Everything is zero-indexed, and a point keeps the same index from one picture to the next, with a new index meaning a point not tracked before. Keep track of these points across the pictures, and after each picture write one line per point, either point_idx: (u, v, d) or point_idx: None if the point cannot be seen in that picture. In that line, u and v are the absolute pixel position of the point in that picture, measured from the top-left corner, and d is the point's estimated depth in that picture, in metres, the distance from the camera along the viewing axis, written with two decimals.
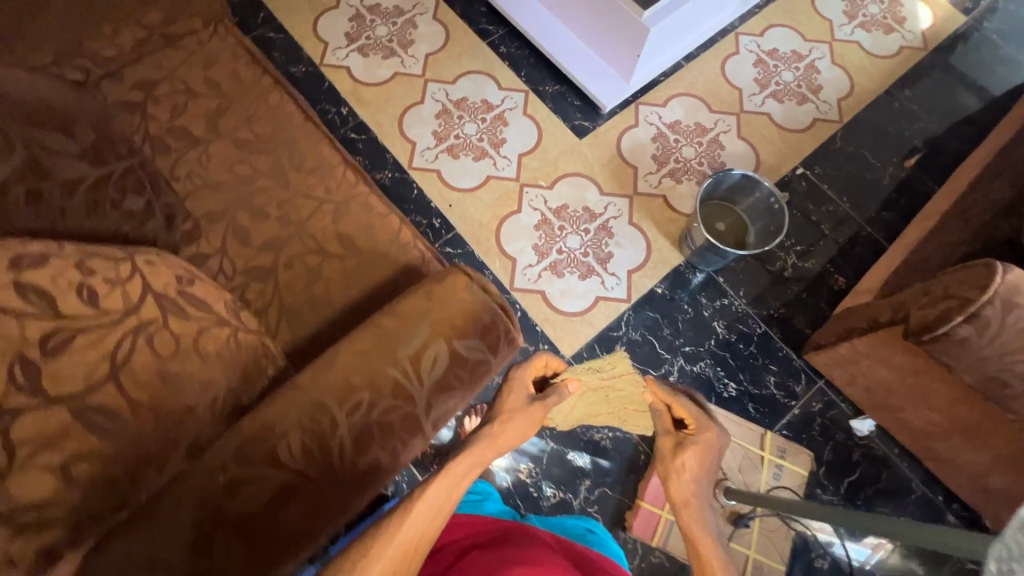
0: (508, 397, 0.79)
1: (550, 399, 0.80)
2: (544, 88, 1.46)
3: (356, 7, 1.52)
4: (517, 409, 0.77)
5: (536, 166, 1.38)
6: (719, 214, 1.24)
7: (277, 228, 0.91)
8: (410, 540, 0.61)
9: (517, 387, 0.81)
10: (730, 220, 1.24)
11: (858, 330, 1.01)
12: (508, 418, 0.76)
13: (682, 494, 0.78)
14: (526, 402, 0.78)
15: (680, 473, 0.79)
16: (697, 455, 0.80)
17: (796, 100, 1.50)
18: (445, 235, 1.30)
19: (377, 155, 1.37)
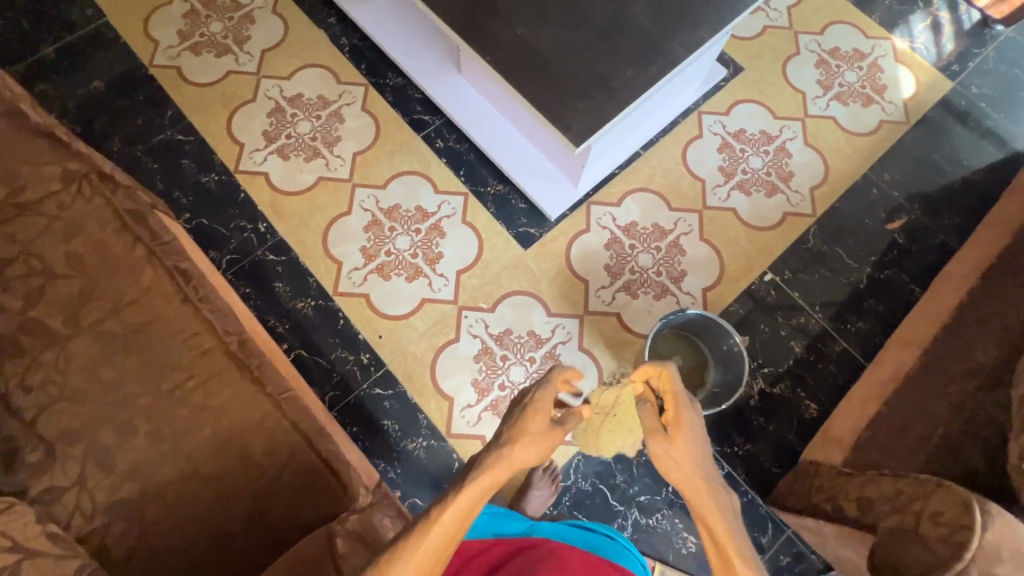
0: (530, 419, 0.57)
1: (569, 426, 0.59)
2: (485, 188, 1.32)
3: (275, 99, 1.38)
4: (542, 431, 0.57)
5: (476, 284, 1.25)
6: (679, 349, 1.12)
7: (147, 447, 0.78)
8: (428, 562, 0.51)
9: (541, 408, 0.58)
10: (688, 359, 1.12)
11: (825, 514, 0.90)
12: (524, 440, 0.55)
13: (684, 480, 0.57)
14: (548, 426, 0.57)
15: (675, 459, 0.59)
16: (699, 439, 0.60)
17: (764, 191, 1.36)
18: (374, 374, 1.18)
19: (299, 280, 1.24)
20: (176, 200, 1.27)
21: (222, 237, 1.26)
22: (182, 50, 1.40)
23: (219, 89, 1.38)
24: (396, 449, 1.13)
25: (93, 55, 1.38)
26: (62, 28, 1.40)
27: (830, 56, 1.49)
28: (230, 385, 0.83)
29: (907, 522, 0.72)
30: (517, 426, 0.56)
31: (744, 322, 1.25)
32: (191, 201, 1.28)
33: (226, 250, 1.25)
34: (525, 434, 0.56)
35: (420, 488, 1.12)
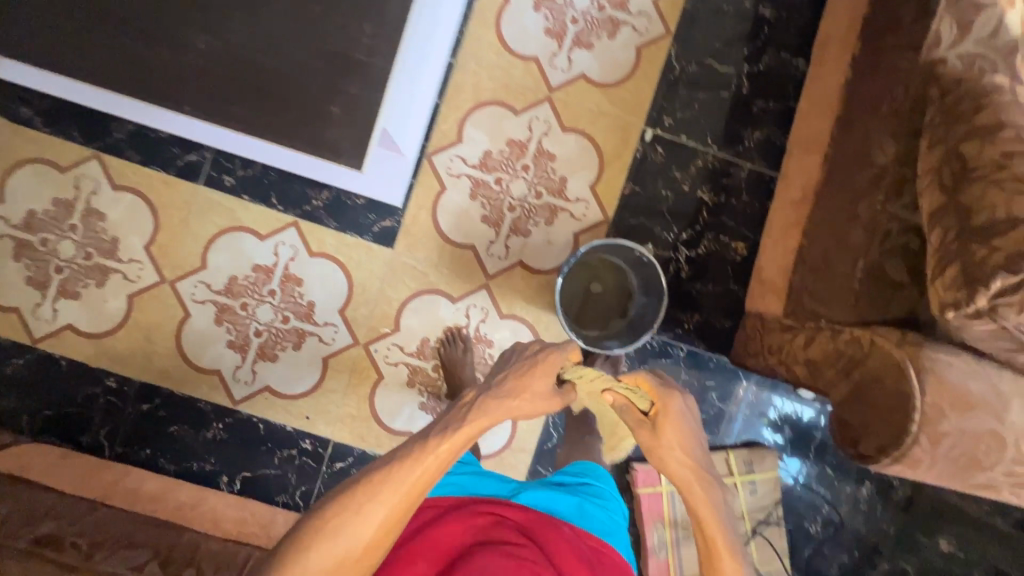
0: (534, 378, 0.64)
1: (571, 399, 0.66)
2: (312, 204, 1.10)
3: (8, 234, 1.07)
4: (537, 381, 0.64)
5: (366, 313, 1.11)
6: (589, 278, 1.04)
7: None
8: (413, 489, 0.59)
9: (545, 365, 0.64)
10: (605, 283, 1.05)
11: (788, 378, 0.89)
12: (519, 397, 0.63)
13: (680, 475, 0.64)
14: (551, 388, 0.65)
15: (667, 452, 0.64)
16: (692, 424, 0.65)
17: (606, 33, 1.12)
18: (325, 453, 1.11)
19: (190, 411, 1.09)
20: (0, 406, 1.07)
21: (80, 415, 1.08)
22: None
23: None
24: None
25: None
26: None
27: None
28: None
29: (867, 395, 0.69)
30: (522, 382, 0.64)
31: (645, 199, 1.13)
32: (16, 399, 1.07)
33: (97, 427, 1.08)
34: (528, 390, 0.64)
35: None
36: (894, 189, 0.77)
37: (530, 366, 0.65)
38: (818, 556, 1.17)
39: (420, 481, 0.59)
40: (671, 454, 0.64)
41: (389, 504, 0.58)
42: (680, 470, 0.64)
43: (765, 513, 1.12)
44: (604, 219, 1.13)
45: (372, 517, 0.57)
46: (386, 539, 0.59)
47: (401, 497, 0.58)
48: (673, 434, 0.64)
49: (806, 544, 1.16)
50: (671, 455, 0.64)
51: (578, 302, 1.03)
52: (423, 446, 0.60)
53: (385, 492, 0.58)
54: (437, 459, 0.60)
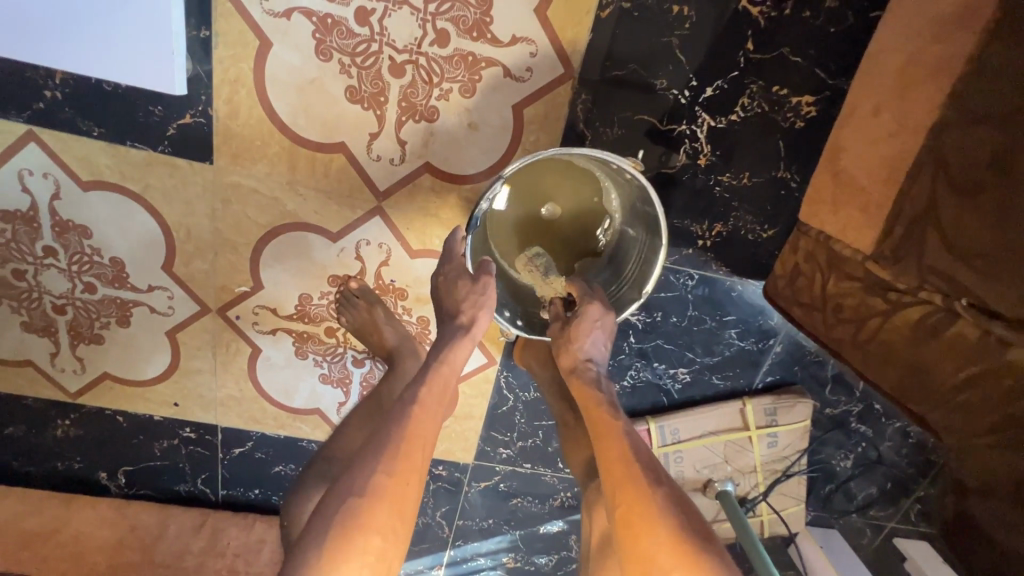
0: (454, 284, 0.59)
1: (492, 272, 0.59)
2: (45, 98, 0.62)
3: None
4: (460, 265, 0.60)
5: (206, 267, 0.73)
6: (534, 199, 0.62)
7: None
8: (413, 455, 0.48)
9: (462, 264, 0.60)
10: (563, 201, 0.63)
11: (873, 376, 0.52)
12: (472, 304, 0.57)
13: (567, 362, 0.59)
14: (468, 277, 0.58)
15: (565, 341, 0.59)
16: (595, 315, 0.59)
17: None
18: (217, 439, 0.86)
19: (20, 409, 0.82)
20: None
21: None
22: None
23: None
24: None
25: None
26: None
27: None
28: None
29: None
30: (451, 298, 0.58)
31: (638, 27, 0.62)
32: None
33: None
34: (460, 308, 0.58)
35: None
36: None
37: (447, 264, 0.60)
38: (842, 491, 0.96)
39: (422, 437, 0.49)
40: (567, 347, 0.59)
41: (397, 468, 0.46)
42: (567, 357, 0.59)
43: (784, 463, 0.88)
44: (564, 73, 0.64)
45: (387, 492, 0.45)
46: (403, 526, 0.45)
47: (406, 459, 0.47)
48: (580, 324, 0.59)
49: (829, 482, 0.94)
50: (571, 348, 0.59)
51: (522, 244, 0.63)
52: (407, 397, 0.52)
53: (386, 456, 0.47)
54: (427, 408, 0.51)
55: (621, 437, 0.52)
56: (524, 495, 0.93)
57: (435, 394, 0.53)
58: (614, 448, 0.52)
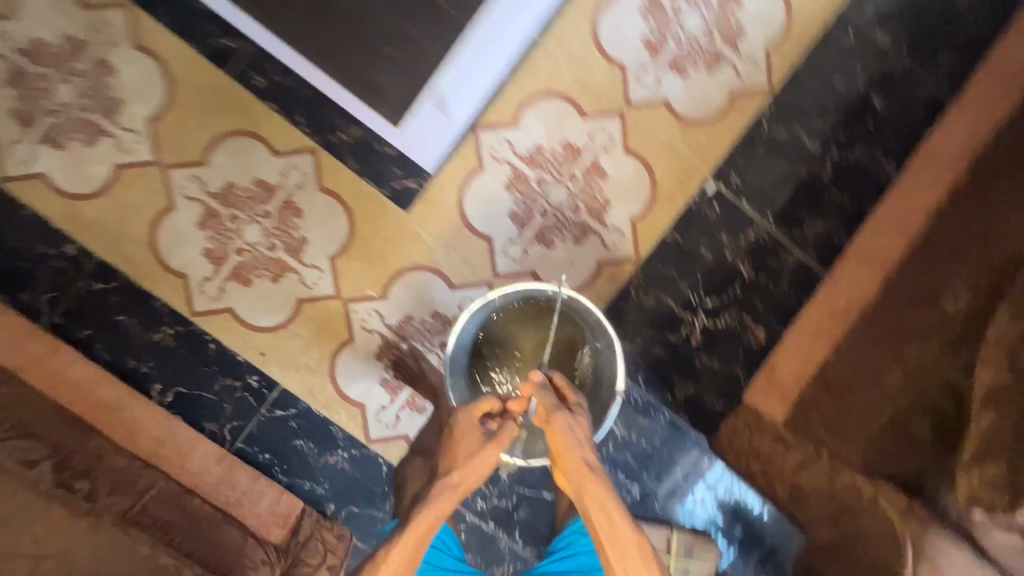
0: (463, 444, 0.76)
1: (502, 437, 0.74)
2: (337, 137, 1.00)
3: (8, 58, 0.96)
4: (470, 433, 0.76)
5: (358, 269, 1.02)
6: (506, 339, 0.92)
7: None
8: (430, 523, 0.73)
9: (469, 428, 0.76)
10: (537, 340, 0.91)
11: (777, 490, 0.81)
12: (468, 465, 0.73)
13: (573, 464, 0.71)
14: (481, 444, 0.74)
15: (559, 452, 0.71)
16: (577, 422, 0.73)
17: (705, 65, 1.02)
18: (269, 396, 1.04)
19: (145, 307, 1.01)
20: None
21: (24, 273, 1.00)
22: None
23: None
24: (317, 465, 1.05)
25: None
26: None
27: None
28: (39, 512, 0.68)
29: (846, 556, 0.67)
30: (456, 452, 0.76)
31: (681, 251, 1.05)
32: None
33: (41, 290, 1.00)
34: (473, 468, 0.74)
35: (353, 499, 1.05)
36: (955, 343, 0.72)
37: (457, 423, 0.77)
38: None
39: (435, 511, 0.73)
40: (563, 456, 0.71)
41: (410, 532, 0.72)
42: (567, 463, 0.71)
43: None
44: (633, 258, 1.05)
45: (399, 547, 0.71)
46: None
47: (416, 522, 0.72)
48: (561, 437, 0.71)
49: None
50: (567, 459, 0.71)
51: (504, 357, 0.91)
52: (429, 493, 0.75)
53: (407, 530, 0.73)
54: (443, 498, 0.73)
55: (625, 531, 0.69)
56: (475, 552, 1.08)
57: (447, 502, 0.73)
58: (618, 541, 0.69)
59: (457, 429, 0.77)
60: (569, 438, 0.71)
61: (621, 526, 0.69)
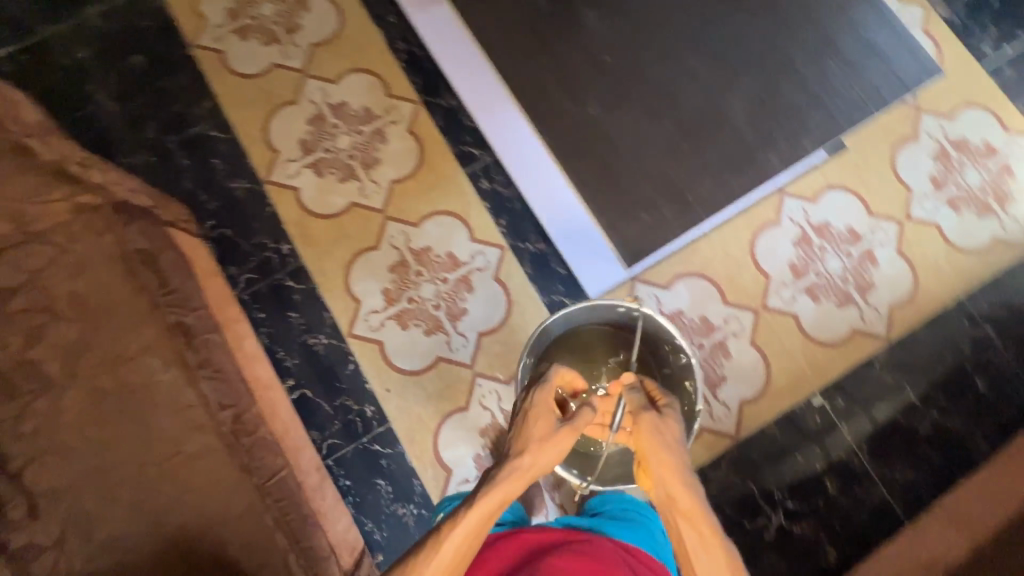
0: (535, 425, 0.69)
1: (578, 423, 0.70)
2: (525, 244, 1.21)
3: (317, 105, 1.27)
4: (542, 417, 0.70)
5: (497, 351, 1.17)
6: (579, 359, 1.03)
7: (111, 513, 0.77)
8: (492, 509, 0.62)
9: (541, 412, 0.70)
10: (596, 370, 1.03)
11: None
12: (539, 448, 0.66)
13: (665, 463, 0.63)
14: (554, 427, 0.68)
15: (653, 450, 0.65)
16: (668, 424, 0.67)
17: (836, 300, 1.20)
18: (375, 429, 1.14)
19: (315, 313, 1.18)
20: (201, 202, 1.22)
21: (241, 252, 1.20)
22: (228, 32, 1.29)
23: (262, 84, 1.27)
24: (385, 510, 1.10)
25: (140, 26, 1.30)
26: None
27: (954, 147, 1.24)
28: (198, 466, 0.79)
29: None
30: (527, 432, 0.68)
31: (775, 447, 1.14)
32: (218, 208, 1.22)
33: (246, 268, 1.19)
34: (542, 448, 0.67)
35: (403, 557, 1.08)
36: None
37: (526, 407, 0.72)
38: None
39: (501, 493, 0.63)
40: (655, 452, 0.64)
41: (469, 522, 0.61)
42: (660, 463, 0.63)
43: None
44: (732, 435, 1.14)
45: (454, 533, 0.60)
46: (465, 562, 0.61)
47: (480, 507, 0.62)
48: (653, 435, 0.66)
49: None
50: (662, 458, 0.64)
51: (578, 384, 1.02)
52: (493, 472, 0.65)
53: (465, 515, 0.61)
54: (512, 485, 0.64)
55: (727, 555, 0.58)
56: None
57: (515, 485, 0.64)
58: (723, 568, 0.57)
59: (529, 414, 0.70)
60: (662, 435, 0.65)
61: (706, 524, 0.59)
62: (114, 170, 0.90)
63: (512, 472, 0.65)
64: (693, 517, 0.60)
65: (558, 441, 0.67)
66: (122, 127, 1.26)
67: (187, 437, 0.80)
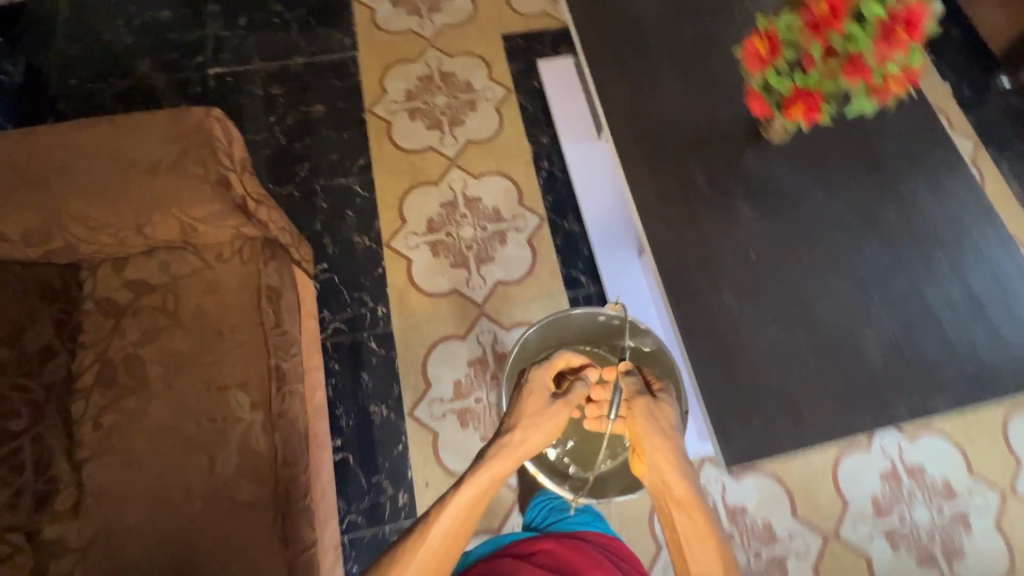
0: (529, 402, 0.76)
1: (573, 399, 0.77)
2: None
3: (454, 193, 1.36)
4: (538, 394, 0.76)
5: None
6: None
7: (139, 538, 0.75)
8: (477, 496, 0.68)
9: (534, 391, 0.77)
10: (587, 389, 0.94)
11: None
12: (531, 425, 0.74)
13: (656, 447, 0.73)
14: (547, 404, 0.75)
15: (645, 437, 0.73)
16: (658, 409, 0.75)
17: (916, 556, 1.09)
18: (402, 522, 1.09)
19: (385, 381, 1.19)
20: (322, 244, 1.30)
21: (339, 303, 1.25)
22: (401, 109, 1.44)
23: (413, 160, 1.39)
24: None
25: (330, 83, 1.47)
26: (318, 46, 1.51)
27: None
28: (235, 522, 0.77)
29: None
30: (520, 410, 0.75)
31: None
32: (335, 254, 1.29)
33: (339, 317, 1.24)
34: (531, 426, 0.74)
35: None
36: None
37: (524, 395, 0.77)
38: None
39: (497, 470, 0.70)
40: (647, 434, 0.73)
41: (458, 515, 0.67)
42: (654, 446, 0.73)
43: None
44: None
45: (448, 518, 0.66)
46: (470, 530, 0.68)
47: (469, 511, 0.68)
48: (644, 423, 0.74)
49: None
50: (656, 442, 0.73)
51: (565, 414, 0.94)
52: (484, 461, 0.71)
53: (453, 504, 0.67)
54: (502, 467, 0.71)
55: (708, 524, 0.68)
56: None
57: (505, 462, 0.71)
58: (706, 532, 0.68)
59: (525, 389, 0.77)
60: (653, 418, 0.74)
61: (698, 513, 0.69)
62: (274, 210, 0.95)
63: (511, 445, 0.73)
64: (686, 504, 0.70)
65: (552, 418, 0.75)
66: (283, 158, 1.39)
67: (239, 485, 0.79)
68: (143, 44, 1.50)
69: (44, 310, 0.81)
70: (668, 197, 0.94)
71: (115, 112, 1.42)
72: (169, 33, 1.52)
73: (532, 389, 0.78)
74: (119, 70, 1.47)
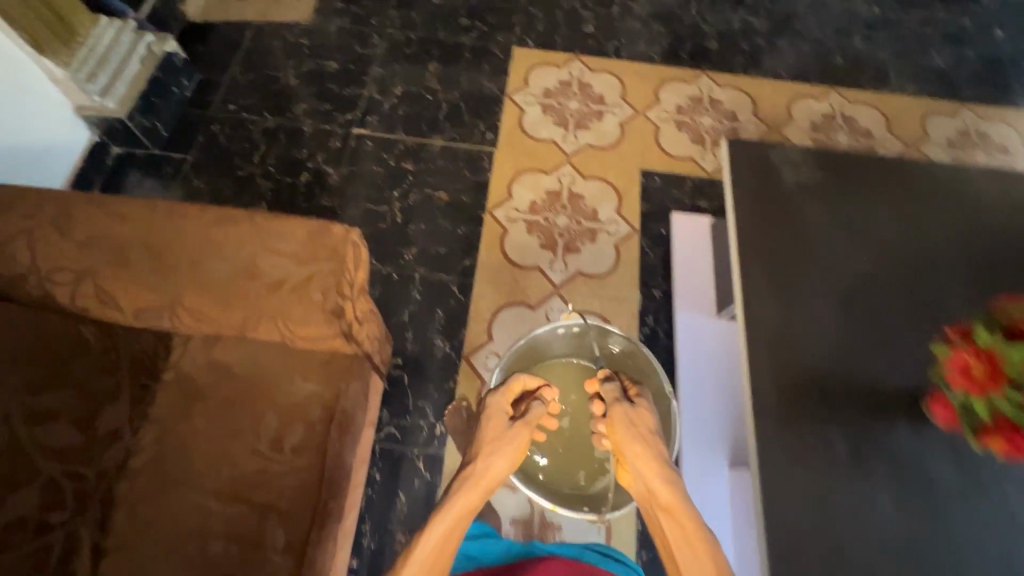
0: (492, 431, 0.88)
1: (533, 421, 0.88)
2: None
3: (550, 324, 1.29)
4: (497, 420, 0.89)
5: None
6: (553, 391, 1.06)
7: None
8: (458, 510, 0.76)
9: (496, 422, 0.89)
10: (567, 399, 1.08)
11: None
12: (492, 454, 0.84)
13: (632, 446, 0.84)
14: (508, 428, 0.88)
15: (625, 440, 0.86)
16: (633, 411, 0.88)
17: None
18: None
19: (420, 510, 1.11)
20: (404, 337, 1.26)
21: (402, 410, 1.19)
22: (521, 219, 1.41)
23: (518, 277, 1.34)
24: None
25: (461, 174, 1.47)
26: (461, 133, 1.53)
27: None
28: None
29: None
30: (484, 437, 0.87)
31: None
32: (413, 352, 1.25)
33: (397, 423, 1.18)
34: (500, 453, 0.84)
35: None
36: None
37: (491, 421, 0.89)
38: None
39: (469, 500, 0.78)
40: (627, 430, 0.86)
41: (442, 519, 0.74)
42: (634, 445, 0.85)
43: None
44: None
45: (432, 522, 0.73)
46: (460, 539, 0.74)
47: (449, 521, 0.74)
48: (621, 421, 0.88)
49: None
50: (632, 436, 0.85)
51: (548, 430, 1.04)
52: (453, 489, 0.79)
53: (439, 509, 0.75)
54: (473, 491, 0.79)
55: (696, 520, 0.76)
56: None
57: (471, 494, 0.78)
58: (693, 530, 0.75)
59: (486, 419, 0.89)
60: (630, 415, 0.88)
61: (685, 517, 0.76)
62: (373, 321, 0.92)
63: (476, 474, 0.82)
64: (674, 509, 0.78)
65: (520, 435, 0.86)
66: (394, 236, 1.38)
67: None
68: (304, 89, 1.57)
69: (127, 384, 0.80)
70: (792, 443, 0.83)
71: (260, 146, 1.47)
72: (330, 83, 1.58)
73: (492, 420, 0.89)
74: (275, 107, 1.53)
